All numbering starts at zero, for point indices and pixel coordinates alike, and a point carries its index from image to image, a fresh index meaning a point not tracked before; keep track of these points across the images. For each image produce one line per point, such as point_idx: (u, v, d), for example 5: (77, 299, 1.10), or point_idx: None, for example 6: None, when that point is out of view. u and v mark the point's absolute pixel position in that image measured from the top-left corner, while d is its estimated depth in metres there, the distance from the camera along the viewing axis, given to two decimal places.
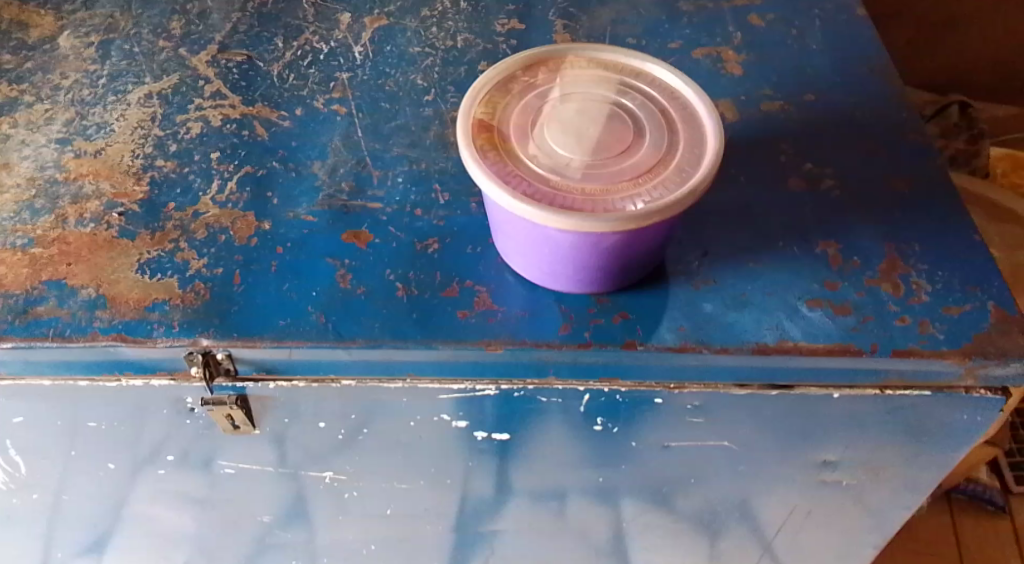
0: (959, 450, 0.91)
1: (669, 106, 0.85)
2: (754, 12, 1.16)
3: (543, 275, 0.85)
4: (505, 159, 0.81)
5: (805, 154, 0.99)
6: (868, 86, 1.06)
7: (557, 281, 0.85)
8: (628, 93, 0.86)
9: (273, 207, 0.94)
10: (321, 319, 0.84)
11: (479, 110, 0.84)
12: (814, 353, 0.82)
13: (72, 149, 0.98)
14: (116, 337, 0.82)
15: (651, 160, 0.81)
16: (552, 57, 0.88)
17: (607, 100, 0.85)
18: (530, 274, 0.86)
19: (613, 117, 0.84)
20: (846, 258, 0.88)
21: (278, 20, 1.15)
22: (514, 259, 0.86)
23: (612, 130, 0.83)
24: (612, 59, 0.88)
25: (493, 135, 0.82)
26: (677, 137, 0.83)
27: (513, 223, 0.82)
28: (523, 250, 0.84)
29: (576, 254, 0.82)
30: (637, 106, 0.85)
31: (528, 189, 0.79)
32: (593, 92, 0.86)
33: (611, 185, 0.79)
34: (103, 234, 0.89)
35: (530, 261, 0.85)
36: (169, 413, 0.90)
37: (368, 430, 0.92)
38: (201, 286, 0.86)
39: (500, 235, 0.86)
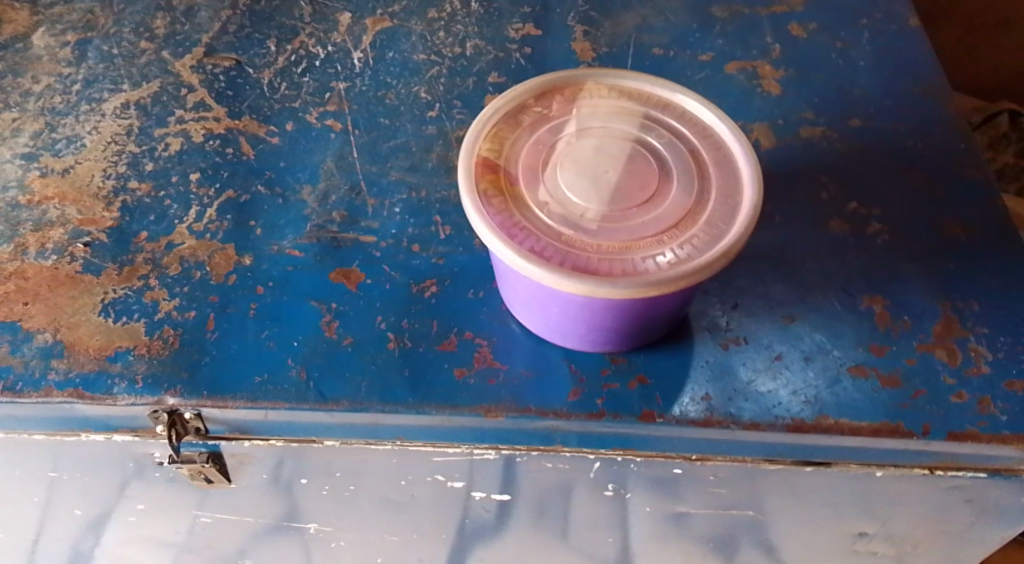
0: (1009, 529, 0.82)
1: (701, 145, 0.75)
2: (795, 20, 1.05)
3: (550, 332, 0.76)
4: (512, 207, 0.72)
5: (849, 190, 0.89)
6: (922, 112, 0.96)
7: (566, 340, 0.76)
8: (654, 128, 0.76)
9: (256, 239, 0.85)
10: (302, 376, 0.75)
11: (485, 146, 0.75)
12: (855, 433, 0.73)
13: (38, 166, 0.89)
14: (73, 393, 0.74)
15: (679, 213, 0.72)
16: (568, 84, 0.78)
17: (629, 137, 0.76)
18: (535, 330, 0.77)
19: (636, 159, 0.74)
20: (895, 316, 0.79)
21: (272, 19, 1.04)
22: (518, 312, 0.78)
23: (634, 174, 0.73)
24: (637, 87, 0.78)
25: (499, 177, 0.73)
26: (708, 185, 0.73)
27: (519, 279, 0.73)
28: (528, 306, 0.75)
29: (588, 317, 0.73)
30: (664, 145, 0.75)
31: (535, 245, 0.70)
32: (613, 127, 0.76)
33: (632, 241, 0.71)
34: (65, 268, 0.81)
35: (536, 318, 0.76)
36: (136, 465, 0.82)
37: (355, 487, 0.84)
38: (170, 333, 0.77)
39: (504, 284, 0.77)
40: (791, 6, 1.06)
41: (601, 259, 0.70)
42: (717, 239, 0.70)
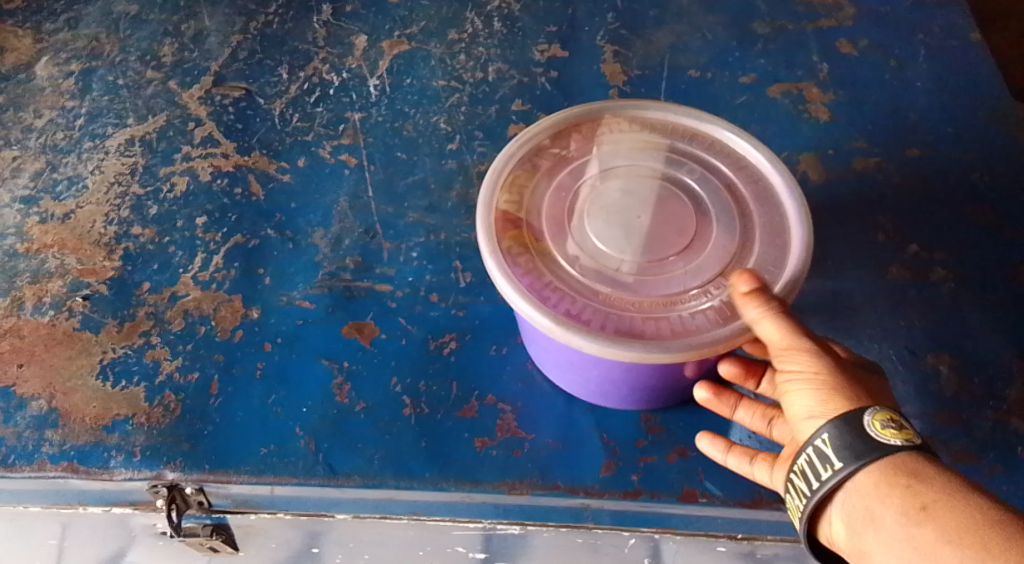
0: None
1: (737, 179, 0.69)
2: (843, 36, 0.97)
3: (589, 390, 0.71)
4: (540, 265, 0.66)
5: (906, 232, 0.82)
6: (986, 140, 0.89)
7: (608, 397, 0.71)
8: (684, 163, 0.70)
9: (264, 289, 0.80)
10: (311, 447, 0.71)
11: (502, 199, 0.68)
12: None
13: (37, 211, 0.85)
14: (67, 467, 0.70)
15: (723, 258, 0.66)
16: (584, 118, 0.72)
17: (658, 175, 0.69)
18: (571, 386, 0.72)
19: (671, 200, 0.68)
20: (965, 378, 0.75)
21: (284, 44, 0.99)
22: (550, 367, 0.73)
23: (670, 218, 0.67)
24: (659, 117, 0.72)
25: (522, 231, 0.67)
26: (751, 224, 0.67)
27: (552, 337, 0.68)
28: (562, 364, 0.70)
29: (634, 376, 0.67)
30: (698, 182, 0.69)
31: (571, 309, 0.64)
32: (639, 164, 0.70)
33: (676, 295, 0.65)
34: (63, 325, 0.76)
35: (573, 376, 0.71)
36: (138, 534, 0.77)
37: (369, 557, 0.79)
38: (172, 398, 0.72)
39: (531, 340, 0.72)
40: (839, 21, 0.99)
41: (642, 320, 0.64)
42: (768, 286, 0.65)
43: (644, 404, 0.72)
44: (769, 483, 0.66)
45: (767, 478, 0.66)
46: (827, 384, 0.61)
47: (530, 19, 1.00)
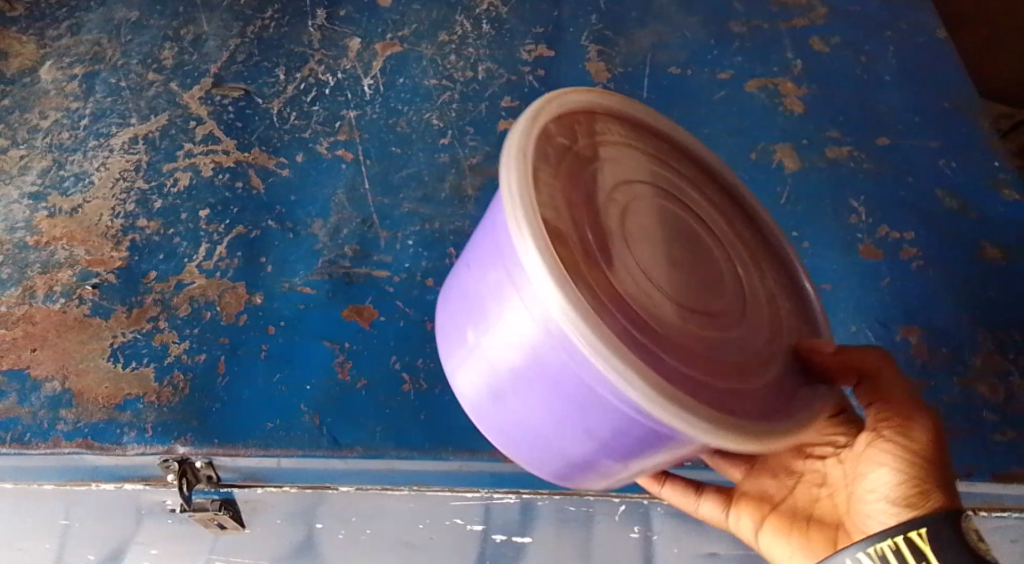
0: None
1: (718, 212, 0.74)
2: (817, 34, 1.02)
3: (540, 449, 0.66)
4: (635, 326, 0.61)
5: (878, 214, 0.87)
6: (953, 129, 0.94)
7: (551, 462, 0.67)
8: (668, 184, 0.71)
9: (266, 276, 0.83)
10: (315, 422, 0.74)
11: (541, 210, 0.61)
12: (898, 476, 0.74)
13: (45, 206, 0.88)
14: (81, 444, 0.73)
15: (752, 303, 0.70)
16: (572, 122, 0.67)
17: (654, 196, 0.69)
18: (519, 440, 0.67)
19: (700, 251, 0.69)
20: (933, 348, 0.78)
21: (280, 46, 1.02)
22: (521, 405, 0.65)
23: (699, 263, 0.68)
24: (609, 115, 0.70)
25: (587, 284, 0.60)
26: (762, 272, 0.73)
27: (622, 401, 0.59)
28: (558, 412, 0.63)
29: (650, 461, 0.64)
30: (689, 211, 0.71)
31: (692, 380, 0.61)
32: (630, 182, 0.68)
33: (753, 360, 0.66)
34: (73, 312, 0.79)
35: (562, 428, 0.64)
36: (148, 512, 0.80)
37: (371, 531, 0.82)
38: (180, 378, 0.76)
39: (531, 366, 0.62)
40: (812, 20, 1.03)
41: (729, 393, 0.62)
42: (843, 368, 0.69)
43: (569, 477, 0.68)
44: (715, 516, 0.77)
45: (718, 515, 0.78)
46: (918, 475, 0.68)
47: (517, 21, 1.04)
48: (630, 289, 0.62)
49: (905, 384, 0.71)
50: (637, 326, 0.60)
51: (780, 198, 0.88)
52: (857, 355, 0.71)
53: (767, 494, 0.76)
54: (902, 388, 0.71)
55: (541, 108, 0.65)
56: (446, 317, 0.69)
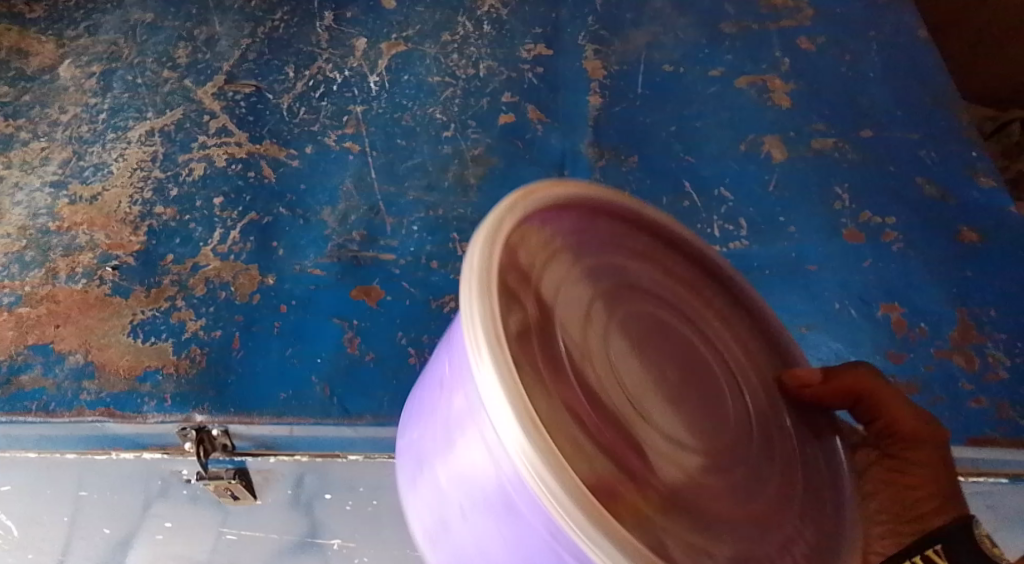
0: None
1: (668, 301, 0.71)
2: (804, 34, 1.07)
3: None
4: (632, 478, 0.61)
5: (862, 201, 0.91)
6: (934, 121, 0.98)
7: None
8: (623, 266, 0.70)
9: (278, 259, 0.87)
10: (326, 392, 0.78)
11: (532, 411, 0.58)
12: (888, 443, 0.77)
13: (66, 194, 0.92)
14: (104, 412, 0.76)
15: (738, 403, 0.70)
16: (531, 229, 0.66)
17: (616, 292, 0.69)
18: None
19: (688, 379, 0.68)
20: (912, 324, 0.82)
21: (290, 46, 1.07)
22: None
23: (679, 374, 0.68)
24: (549, 209, 0.67)
25: (579, 445, 0.59)
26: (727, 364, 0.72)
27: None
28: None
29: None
30: (655, 300, 0.70)
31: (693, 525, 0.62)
32: (584, 282, 0.67)
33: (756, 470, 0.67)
34: (95, 291, 0.83)
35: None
36: (165, 482, 0.85)
37: (378, 503, 0.87)
38: (197, 351, 0.80)
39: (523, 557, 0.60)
40: (800, 21, 1.08)
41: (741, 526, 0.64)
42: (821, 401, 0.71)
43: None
44: None
45: None
46: None
47: (517, 21, 1.09)
48: (637, 453, 0.62)
49: (896, 393, 0.71)
50: (631, 480, 0.61)
51: (768, 186, 0.92)
52: (847, 378, 0.71)
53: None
54: (892, 396, 0.70)
55: (507, 211, 0.64)
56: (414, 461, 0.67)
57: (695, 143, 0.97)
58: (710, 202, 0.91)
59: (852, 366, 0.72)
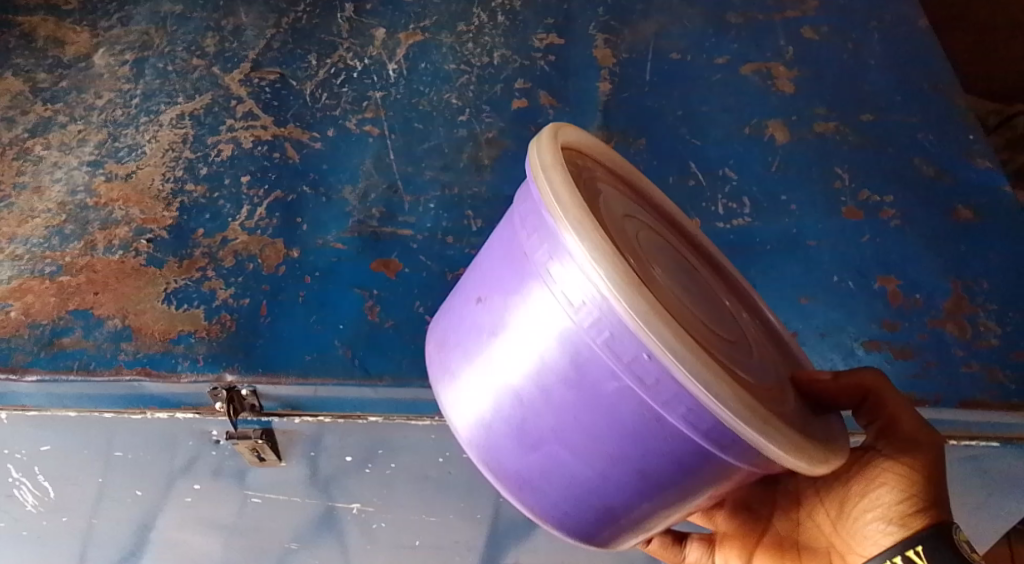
0: None
1: (682, 248, 0.77)
2: (806, 24, 1.11)
3: (578, 508, 0.69)
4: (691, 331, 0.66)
5: (860, 180, 0.95)
6: (931, 107, 1.02)
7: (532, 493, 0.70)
8: (647, 214, 0.76)
9: (302, 234, 0.91)
10: (348, 355, 0.83)
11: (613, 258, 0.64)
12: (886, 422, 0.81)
13: (103, 172, 0.98)
14: (140, 371, 0.83)
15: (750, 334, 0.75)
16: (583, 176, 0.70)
17: (646, 221, 0.74)
18: (539, 482, 0.69)
19: (712, 298, 0.74)
20: (907, 295, 0.87)
21: (313, 36, 1.12)
22: (558, 448, 0.67)
23: (708, 294, 0.73)
24: (597, 152, 0.74)
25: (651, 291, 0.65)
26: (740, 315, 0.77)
27: (687, 400, 0.63)
28: (599, 441, 0.66)
29: (688, 501, 0.69)
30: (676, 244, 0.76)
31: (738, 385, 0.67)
32: (627, 204, 0.73)
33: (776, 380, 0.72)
34: (131, 262, 0.89)
35: (605, 465, 0.67)
36: (195, 442, 0.91)
37: (395, 465, 0.92)
38: (227, 318, 0.85)
39: (584, 402, 0.65)
40: (802, 12, 1.12)
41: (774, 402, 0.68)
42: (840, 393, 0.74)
43: (589, 537, 0.71)
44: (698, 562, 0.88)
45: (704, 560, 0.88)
46: (911, 492, 0.75)
47: (530, 12, 1.13)
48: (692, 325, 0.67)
49: (905, 400, 0.78)
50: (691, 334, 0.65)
51: (770, 166, 0.96)
52: (857, 376, 0.76)
53: (757, 522, 0.85)
54: (899, 403, 0.77)
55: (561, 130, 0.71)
56: (459, 355, 0.71)
57: (701, 127, 1.01)
58: (715, 181, 0.95)
59: (867, 370, 0.77)
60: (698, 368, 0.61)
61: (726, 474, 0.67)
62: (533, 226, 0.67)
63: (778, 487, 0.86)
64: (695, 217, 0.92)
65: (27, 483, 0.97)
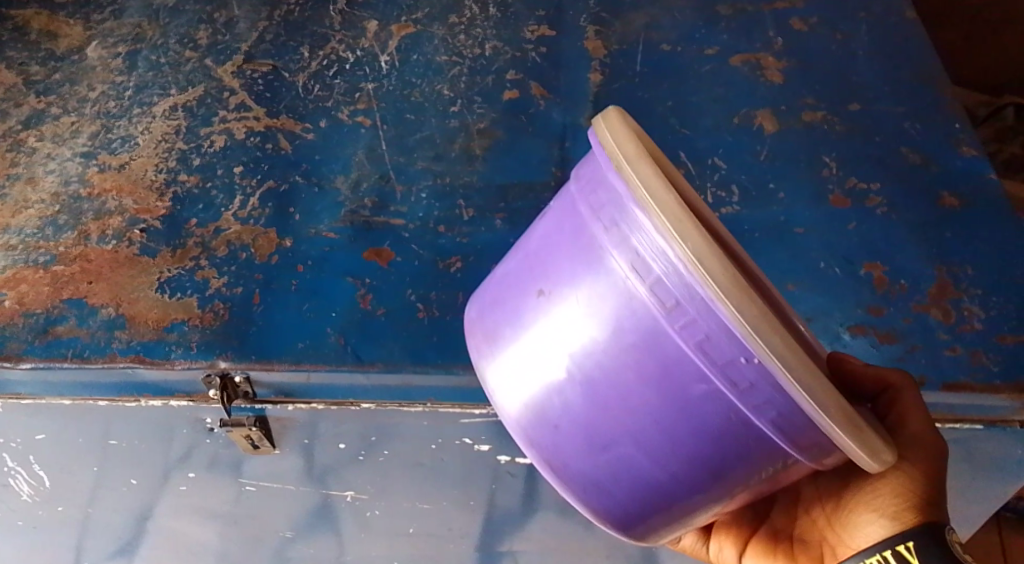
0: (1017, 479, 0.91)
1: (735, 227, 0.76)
2: (796, 15, 1.12)
3: (643, 505, 0.70)
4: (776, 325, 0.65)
5: (848, 169, 0.96)
6: (918, 96, 1.03)
7: (591, 485, 0.70)
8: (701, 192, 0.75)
9: (295, 223, 0.92)
10: (340, 342, 0.84)
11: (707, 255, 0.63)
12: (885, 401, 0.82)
13: (96, 163, 0.98)
14: (134, 359, 0.83)
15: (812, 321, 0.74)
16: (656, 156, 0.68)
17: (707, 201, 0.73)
18: (607, 480, 0.69)
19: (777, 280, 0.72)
20: (893, 281, 0.88)
21: (305, 28, 1.12)
22: (630, 448, 0.67)
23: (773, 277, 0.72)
24: None
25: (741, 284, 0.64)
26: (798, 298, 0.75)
27: (780, 404, 0.63)
28: (677, 441, 0.66)
29: (743, 491, 0.69)
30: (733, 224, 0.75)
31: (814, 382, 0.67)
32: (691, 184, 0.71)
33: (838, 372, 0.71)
34: (124, 251, 0.90)
35: (681, 464, 0.67)
36: (189, 431, 0.91)
37: (388, 452, 0.93)
38: (220, 306, 0.86)
39: (664, 405, 0.65)
40: (791, 3, 1.13)
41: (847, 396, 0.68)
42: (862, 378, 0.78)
43: (645, 530, 0.72)
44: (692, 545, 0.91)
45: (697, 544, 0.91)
46: (906, 492, 0.75)
47: (521, 4, 1.14)
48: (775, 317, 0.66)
49: (922, 400, 0.77)
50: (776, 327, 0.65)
51: (759, 155, 0.97)
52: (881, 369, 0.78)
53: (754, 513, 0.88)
54: (917, 405, 0.77)
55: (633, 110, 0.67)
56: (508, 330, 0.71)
57: (690, 117, 1.01)
58: (704, 170, 0.96)
59: (895, 370, 0.79)
60: (803, 376, 0.61)
61: (794, 470, 0.68)
62: (612, 221, 0.65)
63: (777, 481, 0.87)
64: None
65: (22, 472, 0.98)
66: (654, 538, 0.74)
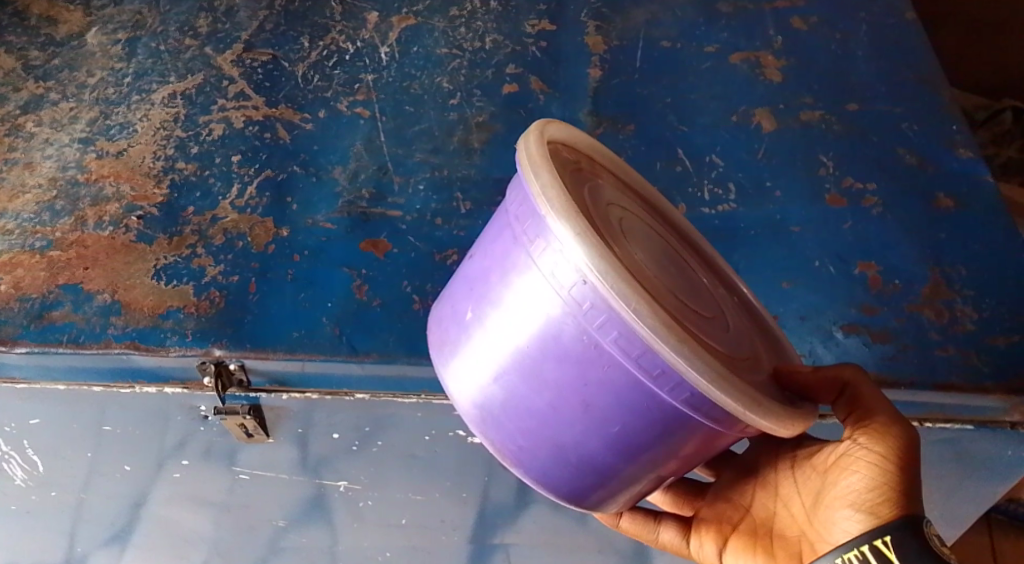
0: (1008, 480, 0.91)
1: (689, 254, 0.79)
2: (796, 15, 1.12)
3: (531, 441, 0.70)
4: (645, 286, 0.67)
5: (845, 169, 0.96)
6: (917, 98, 1.03)
7: (494, 424, 0.71)
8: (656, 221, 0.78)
9: (292, 213, 0.92)
10: (335, 332, 0.84)
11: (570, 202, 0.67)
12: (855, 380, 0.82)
13: (94, 149, 0.98)
14: (129, 345, 0.83)
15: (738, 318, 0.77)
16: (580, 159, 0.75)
17: (643, 218, 0.76)
18: (498, 413, 0.71)
19: (698, 279, 0.75)
20: (886, 280, 0.88)
21: (306, 18, 1.12)
22: (512, 379, 0.69)
23: (697, 280, 0.75)
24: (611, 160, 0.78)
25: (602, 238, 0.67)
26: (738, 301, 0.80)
27: (617, 322, 0.64)
28: (545, 367, 0.68)
29: (634, 444, 0.69)
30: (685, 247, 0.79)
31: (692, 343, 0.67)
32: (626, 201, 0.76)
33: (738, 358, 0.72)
34: (121, 238, 0.90)
35: (554, 394, 0.68)
36: (183, 418, 0.92)
37: (381, 443, 0.93)
38: (216, 294, 0.86)
39: (537, 334, 0.67)
40: (792, 2, 1.13)
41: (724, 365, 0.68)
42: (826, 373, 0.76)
43: (545, 476, 0.72)
44: (675, 541, 0.89)
45: (679, 541, 0.89)
46: (882, 484, 0.75)
47: None
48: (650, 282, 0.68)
49: (880, 393, 0.78)
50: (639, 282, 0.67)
51: (756, 153, 0.98)
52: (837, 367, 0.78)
53: (733, 507, 0.86)
54: (877, 396, 0.77)
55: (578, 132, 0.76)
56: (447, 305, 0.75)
57: (689, 114, 1.02)
58: (701, 167, 0.96)
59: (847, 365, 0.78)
60: (619, 286, 0.63)
61: (665, 414, 0.67)
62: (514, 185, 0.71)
63: (754, 477, 0.86)
64: (681, 202, 0.93)
65: (15, 456, 0.98)
66: (563, 496, 0.73)
